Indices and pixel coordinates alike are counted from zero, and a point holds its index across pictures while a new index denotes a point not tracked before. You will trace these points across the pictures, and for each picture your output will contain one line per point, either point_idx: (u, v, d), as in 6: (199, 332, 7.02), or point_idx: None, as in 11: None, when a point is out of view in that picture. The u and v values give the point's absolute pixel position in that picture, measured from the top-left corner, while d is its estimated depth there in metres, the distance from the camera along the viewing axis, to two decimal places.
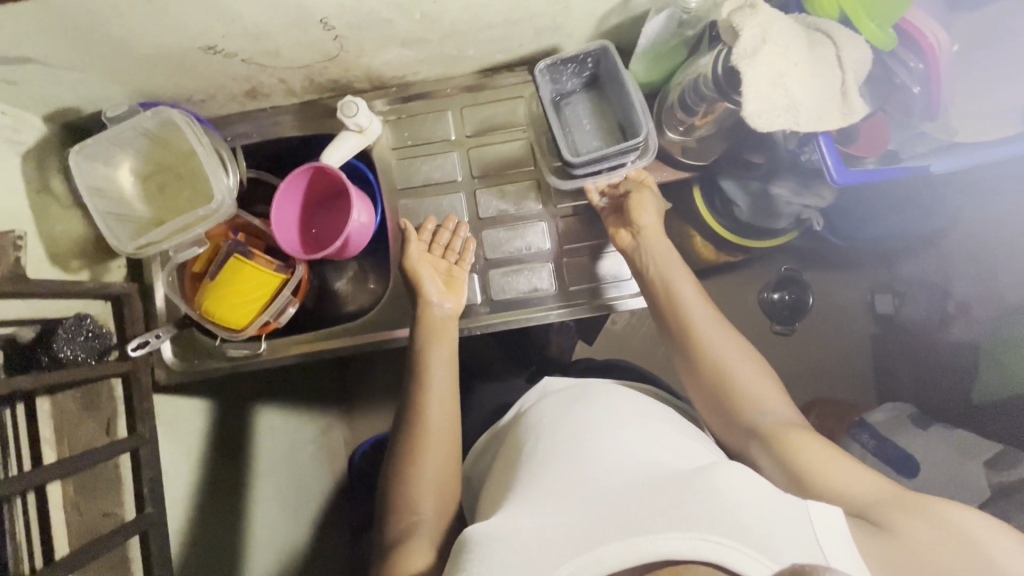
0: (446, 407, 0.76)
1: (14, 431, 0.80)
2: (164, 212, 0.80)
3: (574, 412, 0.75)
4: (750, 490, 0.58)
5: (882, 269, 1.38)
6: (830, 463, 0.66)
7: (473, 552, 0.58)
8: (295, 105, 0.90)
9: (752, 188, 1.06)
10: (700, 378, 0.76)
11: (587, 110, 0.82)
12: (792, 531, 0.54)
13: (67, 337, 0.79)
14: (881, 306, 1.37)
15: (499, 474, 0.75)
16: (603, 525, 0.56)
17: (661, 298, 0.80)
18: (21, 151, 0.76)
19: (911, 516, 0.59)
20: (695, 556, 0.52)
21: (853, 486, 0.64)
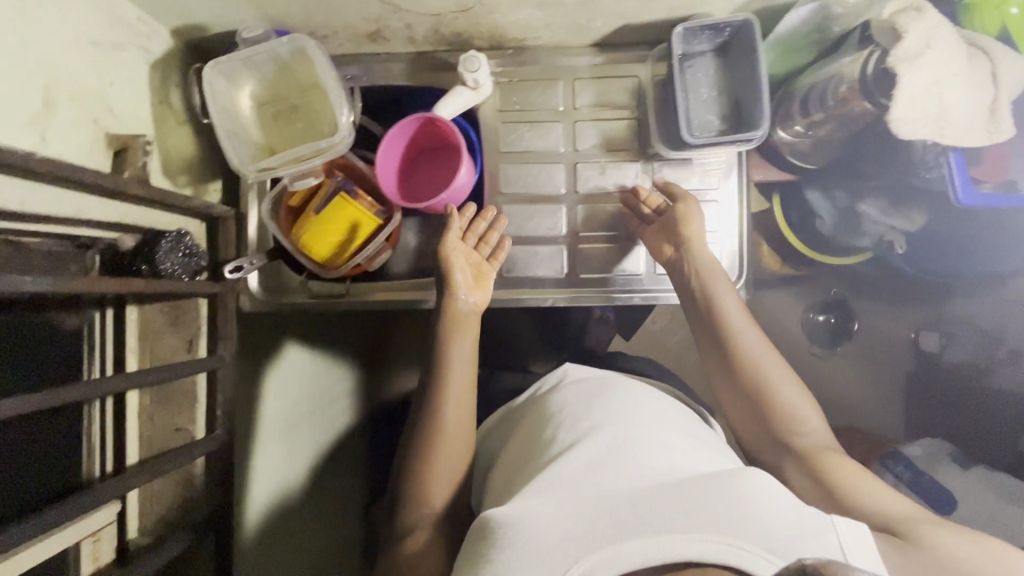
0: (460, 407, 0.77)
1: (104, 334, 0.82)
2: (278, 141, 0.81)
3: (598, 411, 0.74)
4: (782, 501, 0.57)
5: (931, 307, 1.36)
6: (861, 482, 0.67)
7: (496, 537, 0.56)
8: (410, 54, 0.90)
9: (840, 203, 1.06)
10: (736, 389, 0.77)
11: (708, 81, 0.81)
12: (819, 542, 0.52)
13: (168, 250, 0.79)
14: (925, 344, 1.35)
15: (515, 462, 0.75)
16: (622, 520, 0.53)
17: (702, 319, 0.80)
18: (150, 61, 0.76)
19: (944, 532, 0.60)
20: (716, 559, 0.49)
21: (883, 504, 0.64)
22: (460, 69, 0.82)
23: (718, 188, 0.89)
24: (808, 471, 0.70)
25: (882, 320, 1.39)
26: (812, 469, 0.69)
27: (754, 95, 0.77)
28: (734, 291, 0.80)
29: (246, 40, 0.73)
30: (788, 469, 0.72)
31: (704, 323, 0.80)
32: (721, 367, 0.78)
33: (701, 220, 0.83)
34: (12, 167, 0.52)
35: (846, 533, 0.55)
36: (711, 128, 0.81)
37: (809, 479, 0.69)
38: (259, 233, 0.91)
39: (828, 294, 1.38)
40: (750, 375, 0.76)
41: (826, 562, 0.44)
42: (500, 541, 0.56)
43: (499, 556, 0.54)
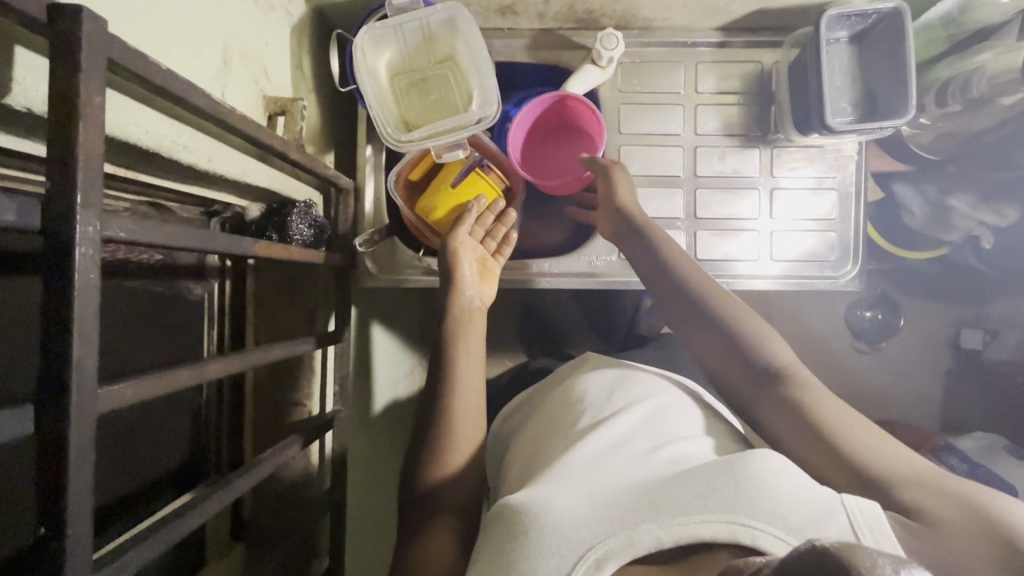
0: (473, 396, 0.71)
1: (222, 305, 0.80)
2: (412, 114, 0.79)
3: (617, 402, 0.73)
4: (796, 484, 0.55)
5: (972, 306, 1.42)
6: (867, 437, 0.61)
7: (520, 523, 0.55)
8: (534, 31, 0.89)
9: (932, 197, 1.07)
10: (716, 349, 0.71)
11: (843, 68, 0.81)
12: (832, 524, 0.51)
13: (298, 220, 0.76)
14: (968, 341, 1.39)
15: (534, 452, 0.73)
16: (636, 506, 0.54)
17: (670, 284, 0.76)
18: (290, 24, 0.74)
19: (943, 494, 0.54)
20: (729, 539, 0.50)
21: (889, 463, 0.58)
22: (596, 46, 0.82)
23: (837, 176, 0.90)
24: (799, 426, 0.63)
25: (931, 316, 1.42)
26: (804, 423, 0.63)
27: (898, 83, 0.77)
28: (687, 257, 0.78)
29: (400, 6, 0.72)
30: (773, 421, 0.66)
31: (676, 289, 0.75)
32: (703, 332, 0.73)
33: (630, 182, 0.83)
34: (221, 120, 0.50)
35: (853, 509, 0.52)
36: (845, 115, 0.81)
37: (800, 434, 0.63)
38: (372, 208, 0.89)
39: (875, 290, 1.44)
40: (735, 333, 0.71)
41: (843, 546, 0.33)
42: (519, 529, 0.55)
43: (526, 540, 0.53)
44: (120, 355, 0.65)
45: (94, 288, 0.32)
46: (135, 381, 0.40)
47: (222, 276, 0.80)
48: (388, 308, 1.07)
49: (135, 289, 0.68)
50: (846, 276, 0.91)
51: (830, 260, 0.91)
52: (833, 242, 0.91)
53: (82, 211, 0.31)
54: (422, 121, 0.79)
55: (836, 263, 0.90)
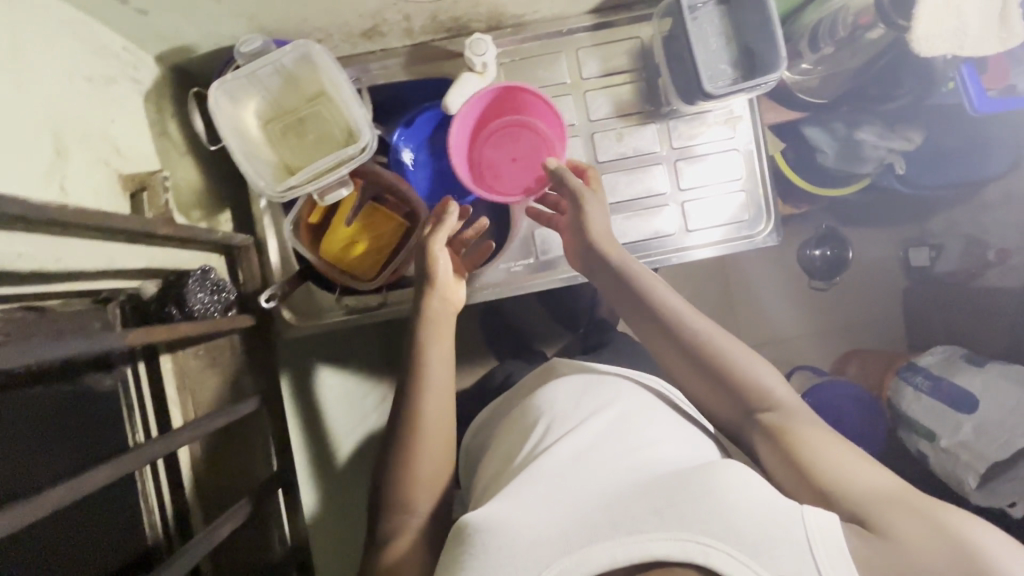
0: (438, 428, 0.70)
1: (138, 389, 0.78)
2: (292, 157, 0.77)
3: (585, 408, 0.72)
4: (752, 495, 0.55)
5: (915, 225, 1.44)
6: (841, 455, 0.62)
7: (475, 545, 0.56)
8: (406, 48, 0.86)
9: (840, 134, 1.07)
10: (700, 384, 0.72)
11: (715, 31, 0.81)
12: (784, 538, 0.50)
13: (197, 288, 0.75)
14: (916, 259, 1.42)
15: (500, 471, 0.73)
16: (594, 524, 0.54)
17: (647, 317, 0.75)
18: (142, 91, 0.71)
19: (917, 519, 0.54)
20: (682, 558, 0.50)
21: (862, 480, 0.59)
22: (466, 54, 0.81)
23: (735, 136, 0.90)
24: (784, 453, 0.65)
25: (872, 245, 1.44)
26: (780, 447, 0.65)
27: (767, 35, 0.77)
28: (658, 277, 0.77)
29: (248, 54, 0.69)
30: (759, 447, 0.68)
31: (646, 317, 0.75)
32: (682, 364, 0.73)
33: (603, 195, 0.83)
34: (49, 221, 0.47)
35: (815, 527, 0.52)
36: (726, 77, 0.81)
37: (777, 457, 0.66)
38: (280, 258, 0.87)
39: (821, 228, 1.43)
40: (717, 367, 0.71)
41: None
42: (477, 546, 0.56)
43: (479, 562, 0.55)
44: (21, 472, 0.63)
45: None
46: None
47: (131, 359, 0.77)
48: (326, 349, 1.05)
49: (32, 398, 0.66)
50: (762, 233, 0.91)
51: (744, 220, 0.91)
52: (745, 202, 0.91)
53: None
54: (303, 163, 0.77)
55: (750, 221, 0.90)
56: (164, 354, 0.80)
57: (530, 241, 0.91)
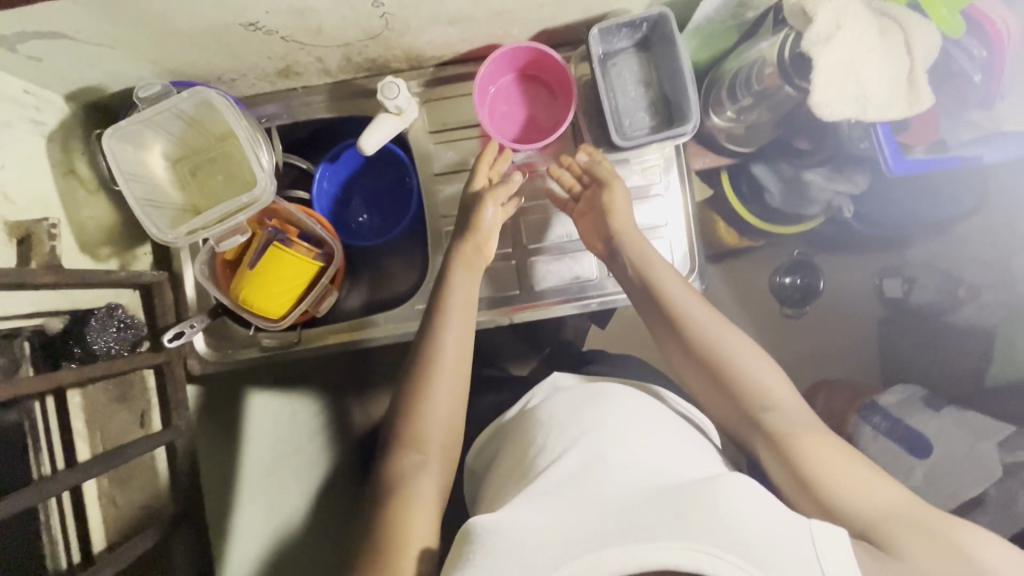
0: (437, 437, 0.69)
1: (45, 423, 0.78)
2: (198, 199, 0.77)
3: (586, 415, 0.71)
4: (758, 510, 0.54)
5: (892, 254, 1.31)
6: (849, 468, 0.62)
7: (481, 547, 0.55)
8: (328, 85, 0.86)
9: (786, 174, 1.05)
10: (706, 384, 0.71)
11: (634, 78, 0.80)
12: (790, 558, 0.51)
13: (101, 328, 0.76)
14: (890, 290, 1.29)
15: (507, 475, 0.72)
16: (605, 530, 0.53)
17: (656, 313, 0.75)
18: (46, 133, 0.72)
19: (924, 536, 0.56)
20: (689, 568, 0.49)
21: (870, 496, 0.60)
22: (379, 97, 0.79)
23: (662, 181, 0.88)
24: (787, 462, 0.64)
25: (841, 276, 1.32)
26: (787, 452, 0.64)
27: (681, 86, 0.75)
28: (670, 270, 0.77)
29: (144, 100, 0.70)
30: (759, 448, 0.67)
31: (659, 314, 0.75)
32: (686, 362, 0.73)
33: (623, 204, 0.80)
34: None
35: (821, 542, 0.53)
36: (642, 125, 0.80)
37: (781, 465, 0.65)
38: (197, 292, 0.87)
39: (790, 254, 1.32)
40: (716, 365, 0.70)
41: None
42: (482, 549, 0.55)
43: (482, 563, 0.53)
44: None
45: None
46: None
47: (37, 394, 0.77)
48: None
49: None
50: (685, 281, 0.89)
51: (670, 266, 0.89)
52: (671, 248, 0.89)
53: None
54: (211, 204, 0.77)
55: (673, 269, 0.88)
56: (72, 389, 0.80)
57: None
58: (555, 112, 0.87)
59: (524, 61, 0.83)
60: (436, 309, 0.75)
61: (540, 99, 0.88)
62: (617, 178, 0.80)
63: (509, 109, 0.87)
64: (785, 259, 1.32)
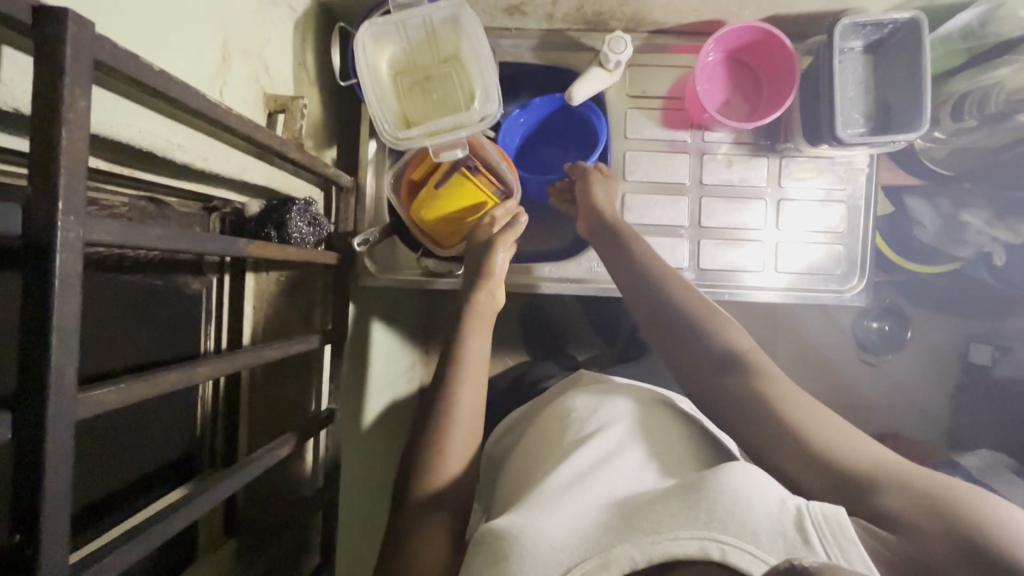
0: (456, 489, 0.66)
1: (219, 299, 0.80)
2: (412, 111, 0.78)
3: (596, 416, 0.72)
4: (759, 494, 0.53)
5: (981, 321, 1.39)
6: (841, 430, 0.59)
7: (507, 545, 0.54)
8: (540, 32, 0.87)
9: (945, 211, 1.03)
10: (699, 365, 0.68)
11: (857, 79, 0.79)
12: (801, 539, 0.49)
13: (298, 218, 0.75)
14: (976, 356, 1.37)
15: (528, 460, 0.74)
16: (614, 528, 0.54)
17: (644, 297, 0.74)
18: (295, 21, 0.73)
19: (904, 490, 0.52)
20: (701, 556, 0.49)
21: (850, 453, 0.57)
22: (603, 50, 0.81)
23: (845, 189, 0.88)
24: (770, 430, 0.61)
25: (932, 327, 1.42)
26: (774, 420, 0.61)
27: (912, 95, 0.75)
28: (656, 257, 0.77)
29: (402, 2, 0.73)
30: (741, 417, 0.63)
31: (651, 301, 0.73)
32: (677, 349, 0.70)
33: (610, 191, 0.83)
34: (215, 120, 0.49)
35: (819, 516, 0.50)
36: (856, 126, 0.79)
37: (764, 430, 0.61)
38: (371, 207, 0.89)
39: (881, 301, 1.41)
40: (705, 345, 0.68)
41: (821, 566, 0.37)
42: (503, 550, 0.54)
43: (503, 560, 0.53)
44: (120, 349, 0.66)
45: (72, 289, 0.32)
46: (118, 385, 0.41)
47: (220, 269, 0.79)
48: (383, 305, 1.07)
49: (133, 285, 0.68)
50: (851, 290, 0.89)
51: (835, 274, 0.89)
52: (839, 256, 0.89)
53: (64, 217, 0.31)
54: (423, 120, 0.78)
55: (840, 277, 0.89)
56: (249, 271, 0.82)
57: None
58: (754, 101, 0.87)
59: (743, 43, 0.83)
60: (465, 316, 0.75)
61: (743, 85, 0.87)
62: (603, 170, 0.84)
63: (709, 86, 0.86)
64: (875, 305, 1.41)
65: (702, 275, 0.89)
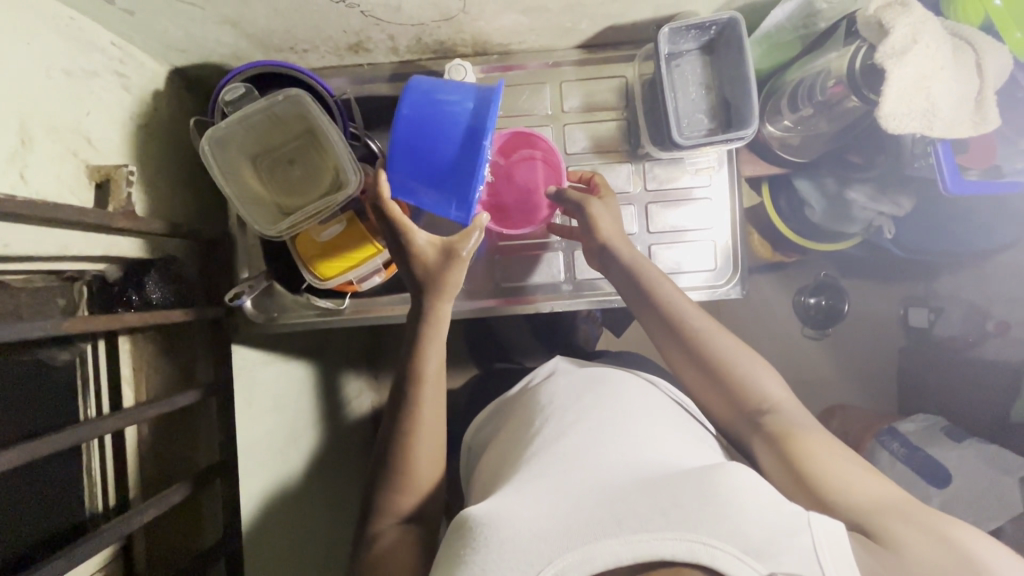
0: (400, 488, 0.71)
1: (96, 365, 0.80)
2: (282, 193, 0.81)
3: (582, 402, 0.75)
4: (755, 500, 0.56)
5: (919, 284, 1.40)
6: (845, 467, 0.63)
7: (484, 535, 0.57)
8: (393, 63, 0.88)
9: (830, 190, 1.02)
10: (726, 410, 0.73)
11: (696, 80, 0.81)
12: (792, 543, 0.52)
13: (156, 278, 0.78)
14: (915, 320, 1.38)
15: (505, 459, 0.74)
16: (599, 521, 0.55)
17: (670, 337, 0.75)
18: (128, 86, 0.74)
19: (911, 524, 0.57)
20: (689, 558, 0.50)
21: (856, 487, 0.61)
22: (446, 79, 0.82)
23: (713, 184, 0.90)
24: (785, 467, 0.65)
25: (864, 297, 1.43)
26: (782, 450, 0.66)
27: (744, 92, 0.76)
28: (663, 277, 0.78)
29: (230, 101, 0.75)
30: (761, 453, 0.69)
31: (682, 347, 0.74)
32: (709, 391, 0.73)
33: (609, 215, 0.80)
34: None
35: (820, 533, 0.54)
36: (701, 126, 0.81)
37: (781, 467, 0.66)
38: (246, 254, 0.90)
39: (816, 277, 1.42)
40: (739, 391, 0.72)
41: None
42: (478, 540, 0.57)
43: (482, 552, 0.55)
44: None
45: None
46: None
47: (90, 337, 0.79)
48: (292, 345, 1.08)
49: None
50: (727, 284, 0.90)
51: (713, 269, 0.90)
52: (715, 251, 0.90)
53: None
54: (296, 201, 0.81)
55: (718, 272, 0.90)
56: (123, 336, 0.81)
57: (495, 265, 0.91)
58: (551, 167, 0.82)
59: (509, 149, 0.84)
60: (412, 398, 0.73)
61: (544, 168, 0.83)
62: (589, 196, 0.80)
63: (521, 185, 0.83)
64: (811, 280, 1.42)
65: (579, 285, 0.90)
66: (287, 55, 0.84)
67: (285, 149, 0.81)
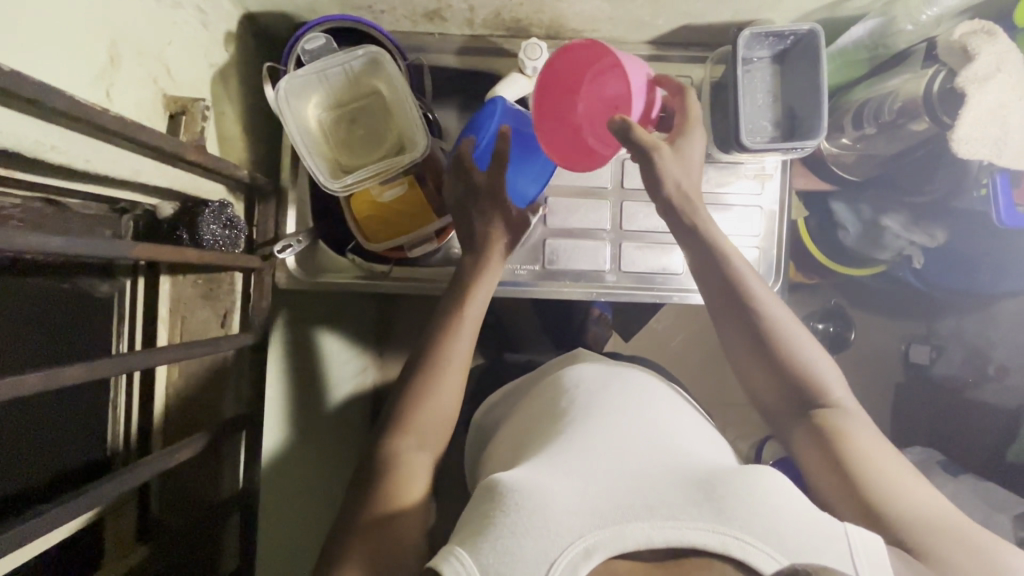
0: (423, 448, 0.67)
1: (135, 302, 0.79)
2: (341, 150, 0.80)
3: (612, 389, 0.75)
4: (792, 500, 0.56)
5: (921, 322, 1.37)
6: (901, 479, 0.63)
7: (518, 501, 0.56)
8: (464, 37, 0.89)
9: (866, 216, 1.05)
10: (781, 406, 0.71)
11: (765, 88, 0.82)
12: (829, 548, 0.53)
13: (211, 221, 0.74)
14: (916, 356, 1.35)
15: (521, 439, 0.74)
16: (630, 504, 0.56)
17: (740, 328, 0.73)
18: (206, 24, 0.73)
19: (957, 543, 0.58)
20: (718, 549, 0.51)
21: (912, 503, 0.61)
22: (520, 56, 0.83)
23: (763, 194, 0.91)
24: (837, 475, 0.65)
25: (874, 334, 1.39)
26: (839, 459, 0.65)
27: (813, 105, 0.77)
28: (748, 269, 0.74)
29: (310, 50, 0.76)
30: (809, 458, 0.68)
31: (749, 340, 0.72)
32: (770, 385, 0.72)
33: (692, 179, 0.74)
34: (87, 120, 0.49)
35: (857, 543, 0.54)
36: (765, 133, 0.81)
37: (834, 475, 0.65)
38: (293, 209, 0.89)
39: (826, 303, 1.39)
40: (804, 392, 0.70)
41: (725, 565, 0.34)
42: (506, 503, 0.56)
43: (511, 519, 0.55)
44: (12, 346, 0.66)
45: None
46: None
47: (133, 272, 0.79)
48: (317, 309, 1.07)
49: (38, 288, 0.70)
50: None
51: None
52: (757, 260, 0.91)
53: None
54: (355, 160, 0.80)
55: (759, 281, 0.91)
56: (165, 275, 0.81)
57: (541, 249, 0.91)
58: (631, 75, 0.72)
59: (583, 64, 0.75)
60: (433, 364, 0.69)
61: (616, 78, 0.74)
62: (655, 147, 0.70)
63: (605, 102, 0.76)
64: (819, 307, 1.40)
65: (622, 276, 0.91)
66: (362, 14, 0.83)
67: (352, 107, 0.80)
